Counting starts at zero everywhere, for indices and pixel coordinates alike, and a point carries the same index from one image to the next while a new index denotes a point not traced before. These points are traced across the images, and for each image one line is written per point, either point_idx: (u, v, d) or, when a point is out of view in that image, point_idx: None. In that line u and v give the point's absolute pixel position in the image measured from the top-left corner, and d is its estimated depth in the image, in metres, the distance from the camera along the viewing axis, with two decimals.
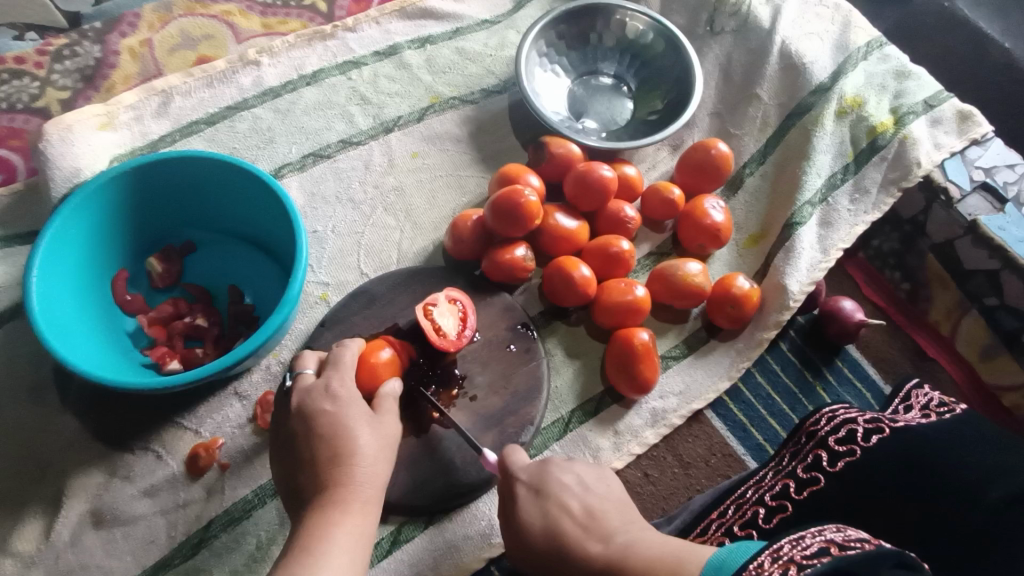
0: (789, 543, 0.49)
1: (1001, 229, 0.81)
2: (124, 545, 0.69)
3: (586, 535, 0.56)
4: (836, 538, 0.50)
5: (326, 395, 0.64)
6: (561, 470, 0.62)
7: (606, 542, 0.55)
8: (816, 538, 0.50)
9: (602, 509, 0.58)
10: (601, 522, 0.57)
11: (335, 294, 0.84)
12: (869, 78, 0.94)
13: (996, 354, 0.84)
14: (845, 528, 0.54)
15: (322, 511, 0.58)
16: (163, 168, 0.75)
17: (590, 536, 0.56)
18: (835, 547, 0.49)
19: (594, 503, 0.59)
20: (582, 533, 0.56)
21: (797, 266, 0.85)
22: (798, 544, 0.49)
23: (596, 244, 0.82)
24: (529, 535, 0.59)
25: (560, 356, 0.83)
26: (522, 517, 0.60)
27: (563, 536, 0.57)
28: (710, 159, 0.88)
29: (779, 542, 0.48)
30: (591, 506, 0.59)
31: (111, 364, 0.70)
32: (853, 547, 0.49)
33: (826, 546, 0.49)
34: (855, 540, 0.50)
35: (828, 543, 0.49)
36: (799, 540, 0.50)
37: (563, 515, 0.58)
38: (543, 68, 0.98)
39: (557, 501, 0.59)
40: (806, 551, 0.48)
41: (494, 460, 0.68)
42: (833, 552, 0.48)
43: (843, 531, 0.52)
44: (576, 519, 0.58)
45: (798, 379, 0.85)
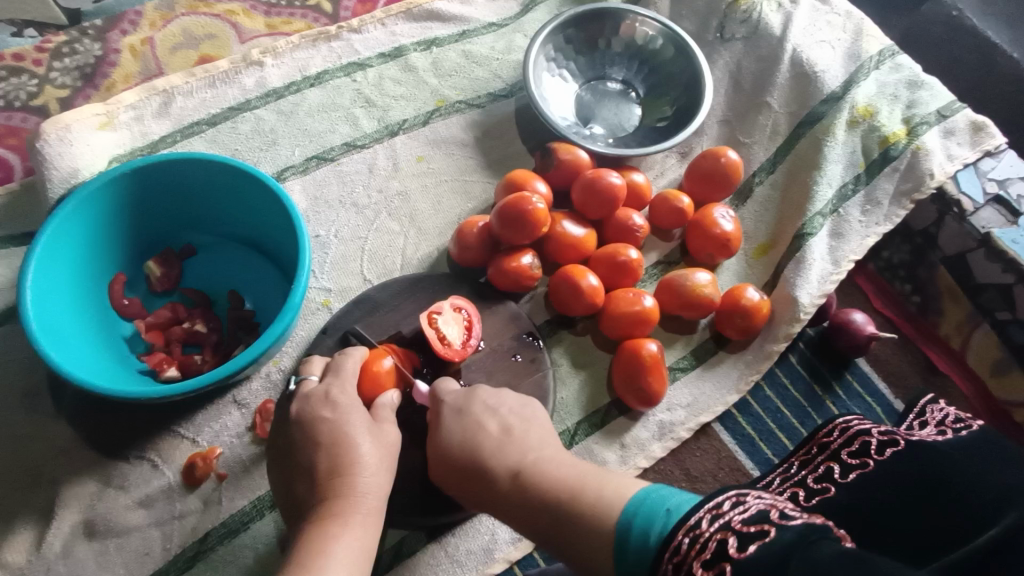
0: (708, 515, 0.45)
1: (1013, 242, 0.80)
2: (117, 557, 0.67)
3: (501, 447, 0.60)
4: (733, 522, 0.44)
5: (326, 402, 0.63)
6: (487, 394, 0.66)
7: (521, 455, 0.59)
8: (714, 524, 0.44)
9: (517, 426, 0.63)
10: (514, 436, 0.61)
11: (338, 301, 0.82)
12: (881, 87, 0.93)
13: (1007, 369, 0.83)
14: (747, 489, 0.47)
15: (323, 522, 0.56)
16: (164, 169, 0.74)
17: (506, 449, 0.60)
18: (733, 540, 0.43)
19: (511, 421, 0.63)
20: (496, 445, 0.61)
21: (807, 277, 0.83)
22: (698, 541, 0.44)
23: (604, 253, 0.80)
24: (450, 450, 0.62)
25: (566, 366, 0.81)
26: (443, 431, 0.63)
27: (479, 450, 0.61)
28: (720, 167, 0.86)
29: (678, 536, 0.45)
30: (508, 424, 0.63)
31: (106, 371, 0.69)
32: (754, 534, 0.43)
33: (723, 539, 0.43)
34: (754, 518, 0.44)
35: (726, 532, 0.44)
36: (698, 531, 0.44)
37: (480, 431, 0.62)
38: (550, 73, 0.96)
39: (475, 420, 0.63)
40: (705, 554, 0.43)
41: (424, 391, 0.70)
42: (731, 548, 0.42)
43: (743, 498, 0.46)
44: (492, 435, 0.62)
45: (807, 393, 0.84)
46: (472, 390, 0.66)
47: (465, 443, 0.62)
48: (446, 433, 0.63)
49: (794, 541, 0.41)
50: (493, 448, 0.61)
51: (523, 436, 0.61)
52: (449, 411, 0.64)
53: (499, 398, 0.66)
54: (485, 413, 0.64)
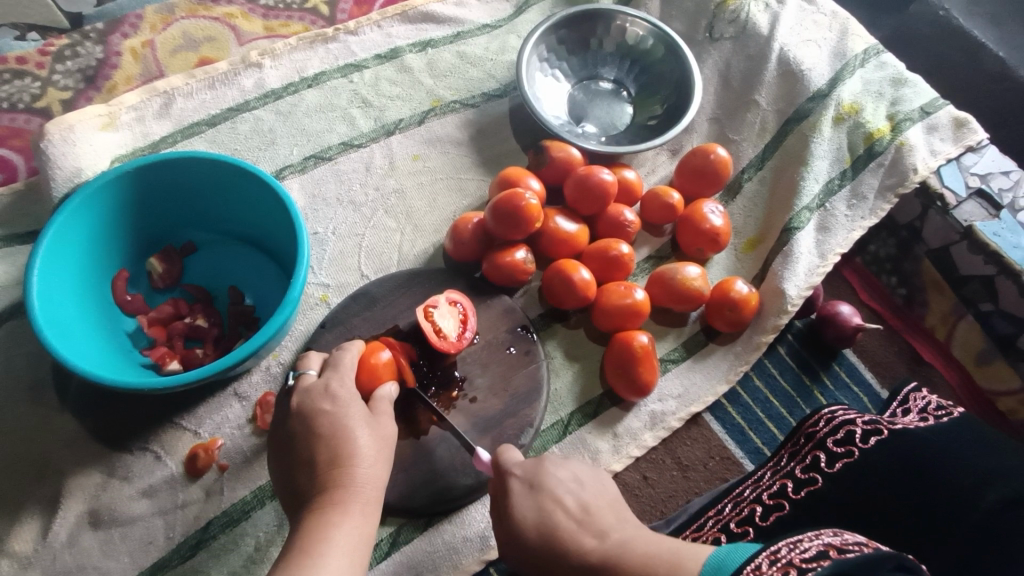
0: (786, 547, 0.49)
1: (995, 234, 0.82)
2: (121, 546, 0.69)
3: (580, 529, 0.57)
4: (833, 542, 0.51)
5: (325, 395, 0.64)
6: (555, 465, 0.63)
7: (602, 538, 0.55)
8: (815, 542, 0.50)
9: (596, 505, 0.59)
10: (595, 517, 0.58)
11: (336, 296, 0.84)
12: (866, 85, 0.95)
13: (991, 359, 0.85)
14: (843, 533, 0.54)
15: (324, 513, 0.58)
16: (165, 168, 0.75)
17: (585, 531, 0.56)
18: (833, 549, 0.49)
19: (589, 499, 0.59)
20: (577, 527, 0.57)
21: (794, 270, 0.85)
22: (796, 548, 0.48)
23: (595, 247, 0.82)
24: (524, 531, 0.58)
25: (559, 358, 0.83)
26: (515, 508, 0.60)
27: (557, 530, 0.57)
28: (709, 164, 0.88)
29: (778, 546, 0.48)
30: (586, 503, 0.59)
31: (110, 364, 0.70)
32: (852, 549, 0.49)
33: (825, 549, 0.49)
34: (852, 543, 0.51)
35: (827, 546, 0.49)
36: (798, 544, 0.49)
37: (558, 509, 0.59)
38: (544, 73, 0.98)
39: (552, 496, 0.60)
40: (805, 554, 0.48)
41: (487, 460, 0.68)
42: (831, 554, 0.48)
43: (841, 535, 0.53)
44: (570, 513, 0.58)
45: (796, 383, 0.85)
46: (540, 458, 0.63)
47: (539, 518, 0.58)
48: (517, 510, 0.60)
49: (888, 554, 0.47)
50: (572, 529, 0.57)
51: (600, 512, 0.58)
52: (520, 485, 0.61)
53: (568, 469, 0.63)
54: (558, 486, 0.60)
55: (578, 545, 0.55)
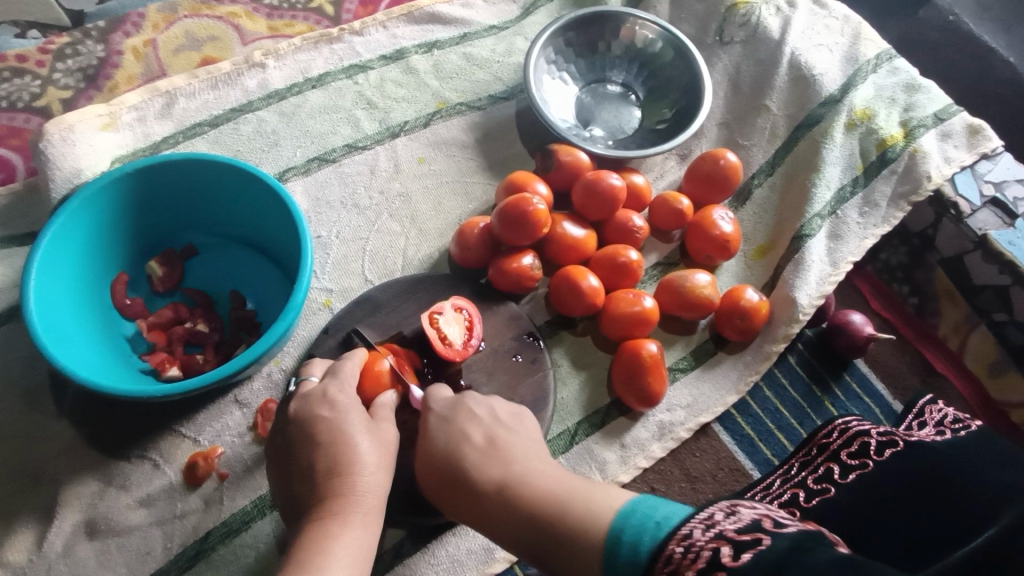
0: (697, 528, 0.47)
1: (1010, 243, 0.81)
2: (118, 556, 0.67)
3: (484, 458, 0.62)
4: (728, 533, 0.45)
5: (323, 401, 0.63)
6: (474, 402, 0.66)
7: (505, 467, 0.61)
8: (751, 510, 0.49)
9: (502, 437, 0.64)
10: (500, 449, 0.62)
11: (339, 301, 0.82)
12: (878, 90, 0.94)
13: (1004, 370, 0.84)
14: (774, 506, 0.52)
15: (323, 524, 0.57)
16: (167, 169, 0.74)
17: (489, 462, 0.62)
18: (727, 548, 0.44)
19: (496, 433, 0.64)
20: (482, 458, 0.62)
21: (806, 278, 0.84)
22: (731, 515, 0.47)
23: (604, 254, 0.81)
24: (433, 459, 0.64)
25: (566, 366, 0.82)
26: (430, 439, 0.64)
27: (464, 462, 0.62)
28: (719, 169, 0.87)
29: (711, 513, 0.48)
30: (493, 435, 0.64)
31: (108, 370, 0.69)
32: (749, 542, 0.44)
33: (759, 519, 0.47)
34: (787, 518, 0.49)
35: (722, 540, 0.44)
36: (693, 543, 0.45)
37: (465, 441, 0.63)
38: (551, 75, 0.97)
39: (461, 430, 0.64)
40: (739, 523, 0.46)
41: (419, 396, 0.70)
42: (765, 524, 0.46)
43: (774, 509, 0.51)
44: (477, 448, 0.63)
45: (806, 393, 0.84)
46: (460, 396, 0.67)
47: (450, 450, 0.63)
48: (431, 441, 0.64)
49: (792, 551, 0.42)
50: (477, 459, 0.62)
51: (507, 447, 0.63)
52: (436, 418, 0.65)
53: (485, 404, 0.67)
54: (471, 422, 0.65)
55: (483, 475, 0.61)
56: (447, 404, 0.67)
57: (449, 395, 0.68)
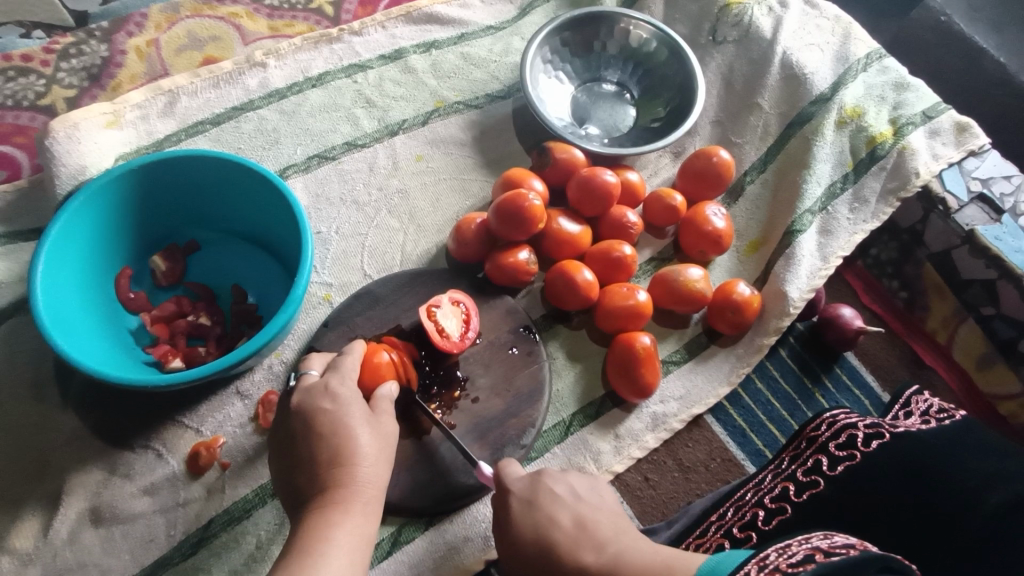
0: (774, 552, 0.48)
1: (997, 238, 0.83)
2: (122, 544, 0.69)
3: (579, 544, 0.56)
4: (822, 545, 0.50)
5: (325, 394, 0.64)
6: (552, 480, 0.63)
7: (599, 551, 0.55)
8: (802, 546, 0.50)
9: (593, 519, 0.59)
10: (592, 532, 0.57)
11: (339, 295, 0.84)
12: (868, 89, 0.95)
13: (992, 363, 0.85)
14: (831, 536, 0.54)
15: (325, 513, 0.58)
16: (170, 165, 0.75)
17: (581, 545, 0.56)
18: (820, 552, 0.48)
19: (586, 514, 0.59)
20: (573, 542, 0.57)
21: (797, 273, 0.85)
22: (784, 554, 0.48)
23: (598, 249, 0.82)
24: (519, 547, 0.59)
25: (562, 359, 0.83)
26: (515, 527, 0.60)
27: (554, 546, 0.57)
28: (712, 166, 0.88)
29: (766, 552, 0.48)
30: (582, 518, 0.59)
31: (113, 362, 0.70)
32: (840, 552, 0.49)
33: (811, 553, 0.48)
34: (840, 547, 0.50)
35: (815, 549, 0.49)
36: (786, 550, 0.49)
37: (554, 526, 0.59)
38: (547, 74, 0.99)
39: (547, 513, 0.60)
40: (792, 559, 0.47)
41: (488, 472, 0.69)
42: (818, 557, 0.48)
43: (830, 538, 0.52)
44: (567, 530, 0.58)
45: (797, 386, 0.86)
46: (538, 474, 0.64)
47: (539, 535, 0.59)
48: (514, 528, 0.60)
49: (875, 556, 0.46)
50: (567, 545, 0.57)
51: (597, 526, 0.58)
52: (520, 503, 0.62)
53: (565, 483, 0.63)
54: (556, 505, 0.60)
55: (577, 560, 0.55)
56: (524, 485, 0.64)
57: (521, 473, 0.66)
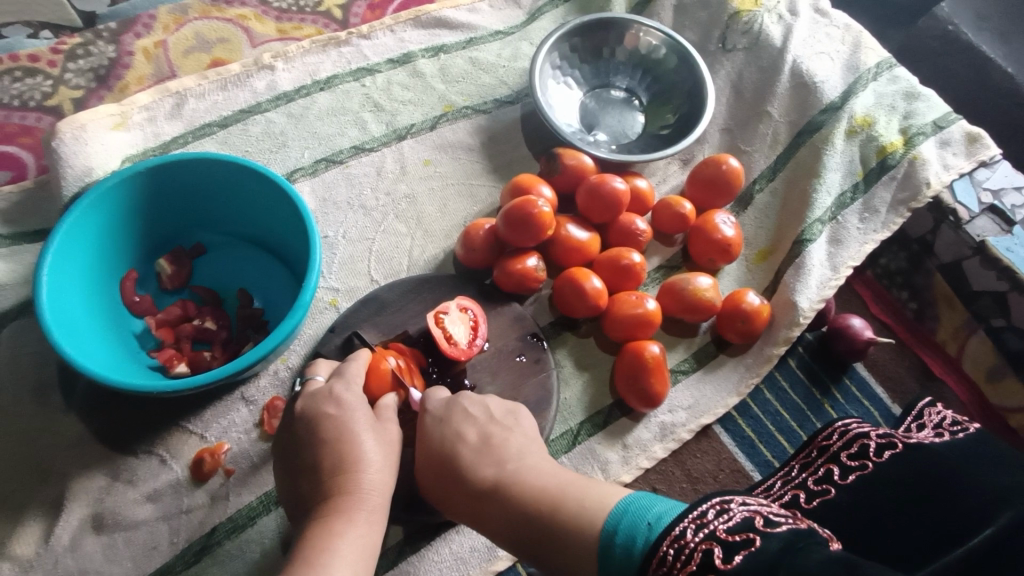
0: (672, 548, 0.47)
1: (1008, 250, 0.82)
2: (125, 551, 0.68)
3: (479, 458, 0.64)
4: (718, 532, 0.46)
5: (330, 399, 0.63)
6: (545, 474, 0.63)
7: (499, 466, 0.62)
8: (699, 535, 0.46)
9: (500, 438, 0.65)
10: (494, 448, 0.64)
11: (345, 301, 0.83)
12: (879, 98, 0.95)
13: (1002, 375, 0.85)
14: (730, 498, 0.50)
15: (329, 522, 0.57)
16: (178, 168, 0.75)
17: (484, 460, 0.63)
18: (719, 550, 0.45)
19: (491, 431, 0.66)
20: (475, 456, 0.64)
21: (807, 283, 0.85)
22: (683, 554, 0.46)
23: (607, 256, 0.82)
24: (433, 459, 0.65)
25: (570, 367, 0.83)
26: (427, 436, 0.66)
27: (458, 458, 0.64)
28: (721, 174, 0.88)
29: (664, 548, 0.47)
30: (488, 435, 0.66)
31: (118, 366, 0.70)
32: (740, 544, 0.45)
33: (710, 551, 0.45)
34: (738, 530, 0.46)
35: (711, 542, 0.46)
36: (682, 543, 0.47)
37: (460, 441, 0.65)
38: (556, 80, 0.98)
39: (455, 429, 0.66)
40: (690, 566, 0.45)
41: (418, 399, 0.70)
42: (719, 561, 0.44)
43: (726, 508, 0.48)
44: (471, 445, 0.65)
45: (806, 397, 0.85)
46: (455, 396, 0.69)
47: (445, 448, 0.65)
48: (429, 443, 0.66)
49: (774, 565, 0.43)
50: (472, 456, 0.64)
51: (501, 445, 0.65)
52: (432, 418, 0.67)
53: (511, 439, 0.65)
54: (464, 421, 0.66)
55: (477, 473, 0.62)
56: (442, 405, 0.69)
57: (445, 395, 0.70)
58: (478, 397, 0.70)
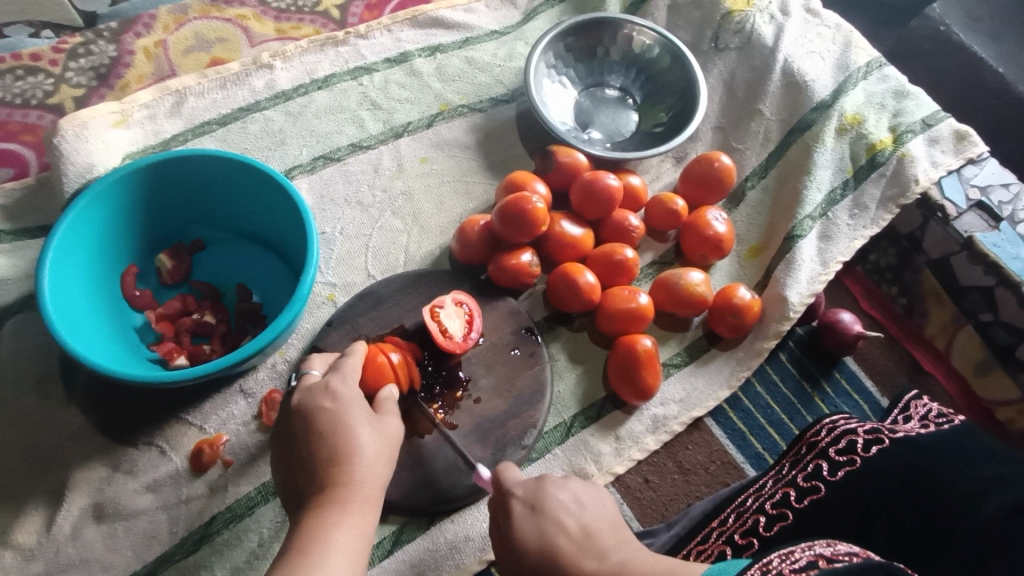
0: (776, 557, 0.49)
1: (995, 245, 0.83)
2: (125, 540, 0.69)
3: (581, 552, 0.54)
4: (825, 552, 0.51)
5: (325, 393, 0.65)
6: (556, 486, 0.60)
7: (602, 559, 0.53)
8: (806, 552, 0.51)
9: (597, 526, 0.56)
10: (596, 540, 0.55)
11: (342, 295, 0.84)
12: (868, 97, 0.96)
13: (990, 369, 0.86)
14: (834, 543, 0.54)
15: (323, 513, 0.58)
16: (178, 164, 0.76)
17: (585, 554, 0.54)
18: (823, 559, 0.50)
19: (590, 521, 0.57)
20: (577, 550, 0.54)
21: (797, 278, 0.86)
22: (789, 559, 0.49)
23: (600, 251, 0.83)
24: (524, 554, 0.56)
25: (563, 361, 0.84)
26: (518, 535, 0.57)
27: (558, 555, 0.54)
28: (713, 171, 0.89)
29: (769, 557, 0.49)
30: (587, 524, 0.56)
31: (119, 358, 0.71)
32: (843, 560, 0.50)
33: (815, 560, 0.50)
34: (843, 553, 0.51)
35: (817, 556, 0.50)
36: (788, 554, 0.50)
37: (558, 531, 0.56)
38: (551, 79, 0.99)
39: (553, 518, 0.57)
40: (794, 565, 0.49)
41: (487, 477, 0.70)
42: (821, 565, 0.49)
43: (832, 545, 0.53)
44: (572, 537, 0.55)
45: (797, 390, 0.86)
46: (540, 479, 0.61)
47: (540, 541, 0.56)
48: (522, 540, 0.57)
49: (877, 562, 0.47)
50: (573, 552, 0.54)
51: (601, 535, 0.55)
52: (521, 507, 0.59)
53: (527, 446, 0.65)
54: (560, 511, 0.58)
55: (574, 568, 0.53)
56: (528, 489, 0.60)
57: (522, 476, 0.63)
58: (564, 480, 0.61)
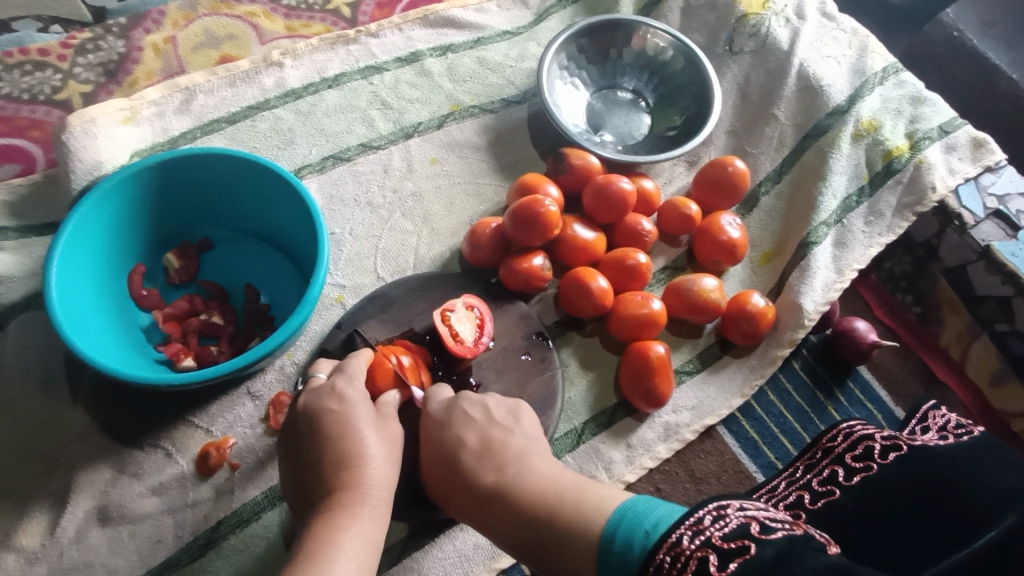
0: (706, 517, 0.47)
1: (1013, 255, 0.82)
2: (130, 543, 0.68)
3: (480, 463, 0.64)
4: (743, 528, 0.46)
5: (333, 395, 0.63)
6: (469, 403, 0.68)
7: (500, 471, 0.63)
8: (695, 542, 0.46)
9: (499, 440, 0.65)
10: (495, 451, 0.64)
11: (351, 297, 0.83)
12: (884, 102, 0.95)
13: (1005, 380, 0.85)
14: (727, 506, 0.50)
15: (331, 517, 0.57)
16: (188, 163, 0.75)
17: (484, 465, 0.64)
18: (714, 556, 0.44)
19: (491, 434, 0.66)
20: (477, 462, 0.64)
21: (812, 285, 0.85)
22: (680, 560, 0.45)
23: (613, 256, 0.82)
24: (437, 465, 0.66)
25: (574, 366, 0.83)
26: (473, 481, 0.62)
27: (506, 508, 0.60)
28: (727, 176, 0.88)
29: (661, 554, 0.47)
30: (488, 438, 0.66)
31: (126, 359, 0.70)
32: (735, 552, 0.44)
33: (705, 556, 0.44)
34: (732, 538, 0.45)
35: (708, 549, 0.45)
36: (680, 550, 0.46)
37: (461, 446, 0.65)
38: (563, 80, 0.98)
39: (455, 433, 0.66)
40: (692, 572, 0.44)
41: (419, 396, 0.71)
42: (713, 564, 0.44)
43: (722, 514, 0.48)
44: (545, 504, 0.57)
45: (810, 399, 0.85)
46: (456, 398, 0.69)
47: (447, 451, 0.66)
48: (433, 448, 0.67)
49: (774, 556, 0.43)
50: (473, 462, 0.64)
51: (501, 448, 0.65)
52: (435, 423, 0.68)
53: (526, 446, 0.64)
54: (465, 426, 0.66)
55: (479, 478, 0.63)
56: (443, 407, 0.69)
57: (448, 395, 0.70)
58: (479, 396, 0.70)
